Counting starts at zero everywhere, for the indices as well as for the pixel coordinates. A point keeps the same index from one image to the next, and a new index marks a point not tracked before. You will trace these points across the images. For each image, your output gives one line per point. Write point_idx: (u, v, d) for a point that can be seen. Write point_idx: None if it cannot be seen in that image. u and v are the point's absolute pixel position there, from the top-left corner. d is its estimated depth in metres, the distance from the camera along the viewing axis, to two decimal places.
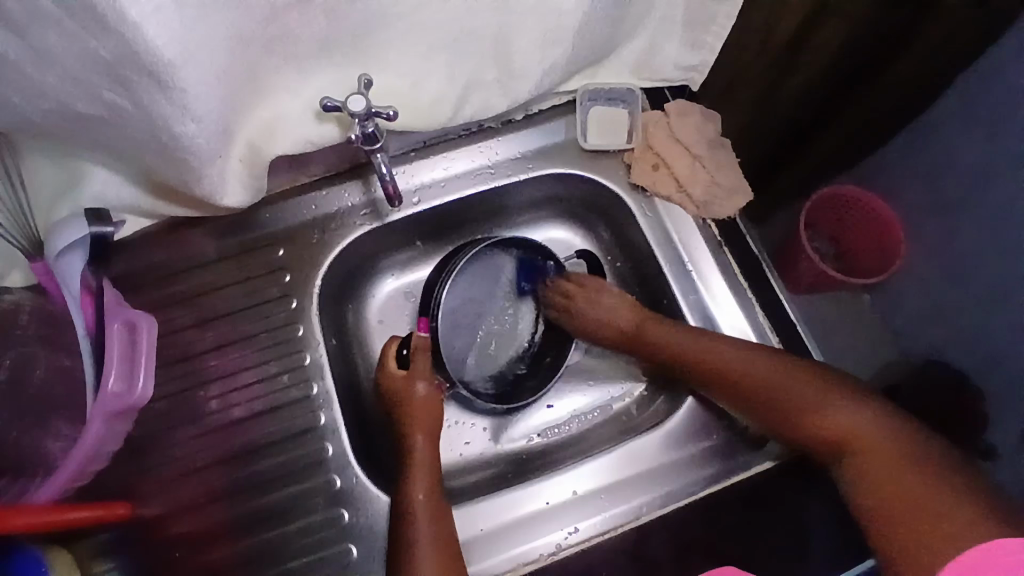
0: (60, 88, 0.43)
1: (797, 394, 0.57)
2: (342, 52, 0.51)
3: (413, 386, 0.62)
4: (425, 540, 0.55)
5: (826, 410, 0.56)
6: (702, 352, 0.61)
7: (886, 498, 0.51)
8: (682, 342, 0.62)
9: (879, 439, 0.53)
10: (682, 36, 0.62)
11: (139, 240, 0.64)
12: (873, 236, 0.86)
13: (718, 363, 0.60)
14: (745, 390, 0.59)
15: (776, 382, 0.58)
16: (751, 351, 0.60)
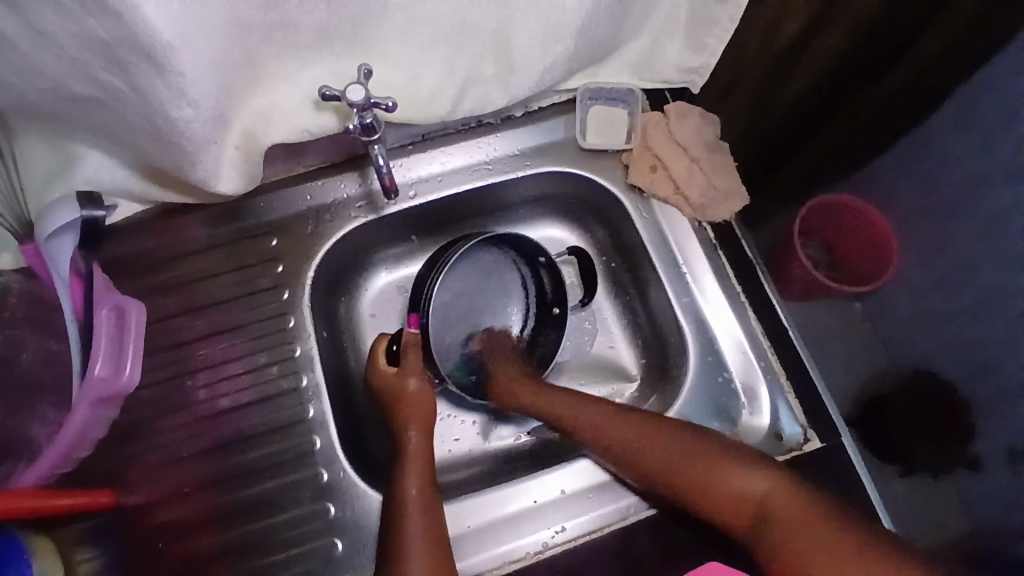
0: (55, 68, 0.42)
1: (703, 472, 0.56)
2: (342, 41, 0.50)
3: (404, 383, 0.62)
4: (416, 536, 0.54)
5: (737, 482, 0.55)
6: (614, 431, 0.60)
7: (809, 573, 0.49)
8: (594, 424, 0.61)
9: (790, 504, 0.53)
10: (684, 37, 0.62)
11: (131, 225, 0.63)
12: (865, 245, 0.87)
13: (634, 444, 0.59)
14: (659, 472, 0.58)
15: (686, 456, 0.57)
16: (662, 429, 0.59)
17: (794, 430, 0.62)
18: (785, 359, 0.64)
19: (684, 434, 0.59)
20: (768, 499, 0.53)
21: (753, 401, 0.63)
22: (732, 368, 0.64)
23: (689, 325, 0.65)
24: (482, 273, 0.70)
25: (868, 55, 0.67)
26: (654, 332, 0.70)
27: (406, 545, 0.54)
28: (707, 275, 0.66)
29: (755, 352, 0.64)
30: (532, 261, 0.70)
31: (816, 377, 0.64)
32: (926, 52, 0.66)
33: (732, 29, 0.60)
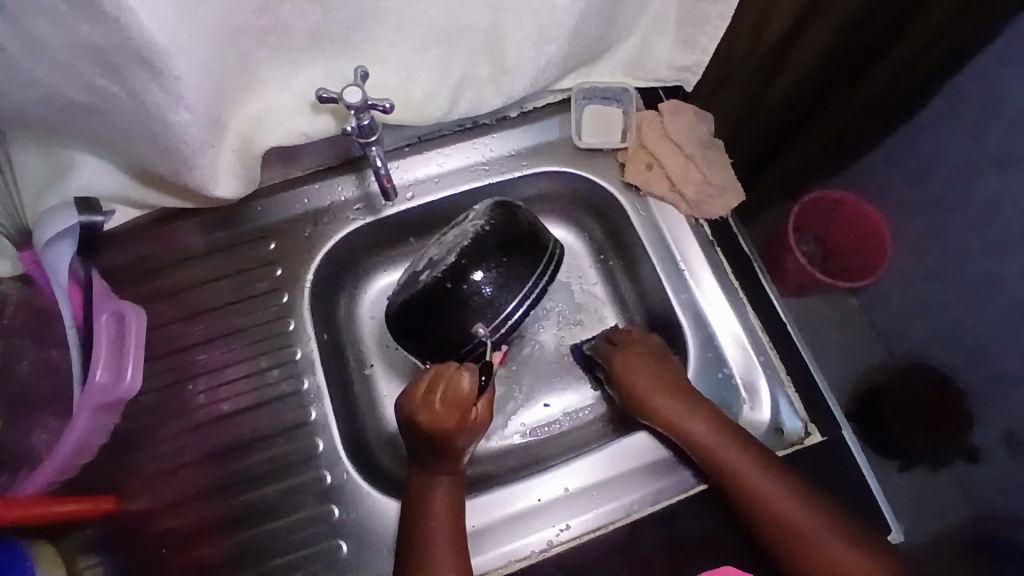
0: (51, 76, 0.42)
1: (795, 521, 0.55)
2: (336, 45, 0.50)
3: (476, 424, 0.59)
4: (444, 554, 0.54)
5: (842, 557, 0.53)
6: (745, 471, 0.57)
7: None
8: (726, 456, 0.58)
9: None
10: (675, 36, 0.62)
11: (128, 232, 0.63)
12: (857, 238, 0.87)
13: (755, 489, 0.56)
14: (771, 524, 0.55)
15: (802, 519, 0.54)
16: (785, 478, 0.57)
17: (795, 422, 0.62)
18: (785, 352, 0.64)
19: (804, 494, 0.56)
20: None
21: (754, 396, 0.63)
22: (732, 363, 0.64)
23: (688, 320, 0.65)
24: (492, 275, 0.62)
25: (852, 53, 0.66)
26: (653, 329, 0.70)
27: (433, 558, 0.54)
28: (705, 272, 0.66)
29: (753, 346, 0.64)
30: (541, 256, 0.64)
31: (814, 369, 0.64)
32: (912, 46, 0.65)
33: (722, 27, 0.60)
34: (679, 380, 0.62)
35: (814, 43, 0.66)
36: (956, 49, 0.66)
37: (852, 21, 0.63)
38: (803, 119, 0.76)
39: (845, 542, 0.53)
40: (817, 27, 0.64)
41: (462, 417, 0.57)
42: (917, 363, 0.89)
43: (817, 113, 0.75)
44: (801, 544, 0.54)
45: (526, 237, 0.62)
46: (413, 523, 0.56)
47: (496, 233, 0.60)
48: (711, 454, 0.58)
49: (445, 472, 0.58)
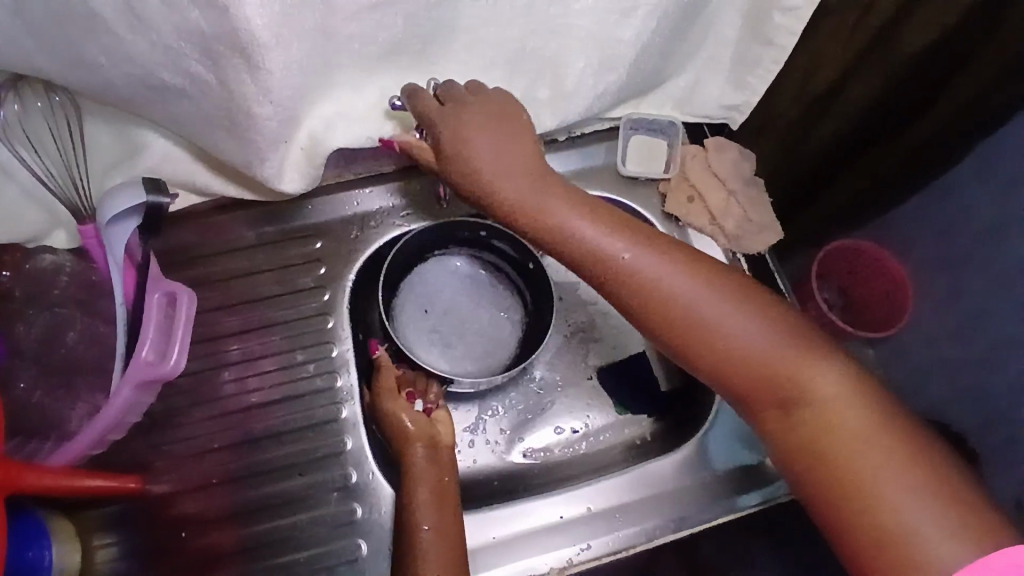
0: (150, 55, 0.44)
1: (699, 325, 0.51)
2: (409, 56, 0.53)
3: (389, 402, 0.61)
4: (432, 549, 0.54)
5: (762, 353, 0.51)
6: (677, 293, 0.51)
7: (828, 453, 0.49)
8: (659, 284, 0.52)
9: (835, 396, 0.49)
10: (727, 76, 0.65)
11: (185, 216, 0.65)
12: (880, 292, 0.91)
13: (657, 298, 0.52)
14: (705, 352, 0.51)
15: (735, 335, 0.51)
16: (714, 290, 0.52)
17: None
18: None
19: (734, 301, 0.52)
20: (807, 379, 0.50)
21: None
22: None
23: None
24: (452, 286, 0.69)
25: (897, 104, 0.68)
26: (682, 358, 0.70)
27: (421, 562, 0.53)
28: None
29: None
30: (474, 239, 0.69)
31: None
32: (953, 108, 0.66)
33: (774, 70, 0.63)
34: (597, 205, 0.54)
35: (856, 95, 0.68)
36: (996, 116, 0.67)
37: (896, 74, 0.65)
38: (841, 164, 0.78)
39: (777, 339, 0.51)
40: (860, 79, 0.67)
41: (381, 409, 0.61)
42: None
43: (856, 160, 0.76)
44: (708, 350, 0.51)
45: (450, 233, 0.67)
46: (404, 530, 0.56)
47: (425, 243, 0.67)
48: (643, 284, 0.52)
49: (422, 465, 0.58)
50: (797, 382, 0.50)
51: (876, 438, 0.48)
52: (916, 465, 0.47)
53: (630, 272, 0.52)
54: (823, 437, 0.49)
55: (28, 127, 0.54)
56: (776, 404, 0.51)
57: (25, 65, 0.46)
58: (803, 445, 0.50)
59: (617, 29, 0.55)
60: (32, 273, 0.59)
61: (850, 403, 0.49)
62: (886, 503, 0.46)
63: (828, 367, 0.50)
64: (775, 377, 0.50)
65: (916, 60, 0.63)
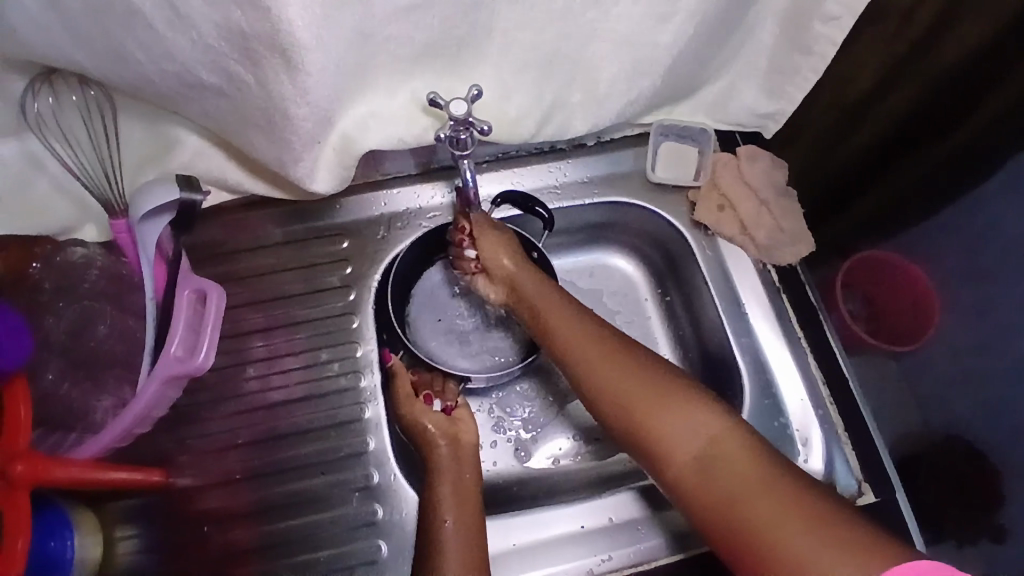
0: (190, 54, 0.44)
1: (627, 388, 0.54)
2: (444, 59, 0.52)
3: (412, 408, 0.61)
4: (454, 543, 0.52)
5: (685, 429, 0.51)
6: (610, 375, 0.55)
7: (740, 523, 0.46)
8: (598, 364, 0.56)
9: (748, 467, 0.47)
10: (763, 84, 0.64)
11: (210, 213, 0.65)
12: (907, 302, 0.90)
13: (586, 356, 0.57)
14: (636, 429, 0.53)
15: (659, 412, 0.52)
16: (646, 374, 0.54)
17: (849, 478, 0.61)
18: (842, 407, 0.63)
19: (664, 381, 0.53)
20: (722, 451, 0.49)
21: (808, 445, 0.62)
22: (790, 414, 0.63)
23: (747, 367, 0.64)
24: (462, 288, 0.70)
25: (936, 116, 0.68)
26: (706, 368, 0.69)
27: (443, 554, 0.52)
28: (765, 317, 0.66)
29: (813, 400, 0.63)
30: None
31: (871, 425, 0.63)
32: (990, 115, 0.66)
33: (812, 79, 0.61)
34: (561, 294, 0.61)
35: (893, 105, 0.68)
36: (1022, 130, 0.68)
37: (935, 85, 0.65)
38: (877, 176, 0.76)
39: (701, 414, 0.51)
40: (898, 89, 0.66)
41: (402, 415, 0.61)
42: None
43: (890, 169, 0.75)
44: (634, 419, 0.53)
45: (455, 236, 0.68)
46: (426, 525, 0.55)
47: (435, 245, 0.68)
48: (581, 365, 0.57)
49: (444, 460, 0.58)
50: (711, 458, 0.49)
51: (786, 502, 0.45)
52: (825, 527, 0.43)
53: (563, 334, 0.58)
54: (733, 508, 0.46)
55: (61, 119, 0.54)
56: (693, 484, 0.49)
57: (64, 59, 0.46)
58: (722, 518, 0.47)
59: (654, 35, 0.54)
60: (62, 265, 0.59)
61: (762, 476, 0.47)
62: (795, 560, 0.42)
63: (743, 439, 0.49)
64: (696, 455, 0.50)
65: (959, 68, 0.63)
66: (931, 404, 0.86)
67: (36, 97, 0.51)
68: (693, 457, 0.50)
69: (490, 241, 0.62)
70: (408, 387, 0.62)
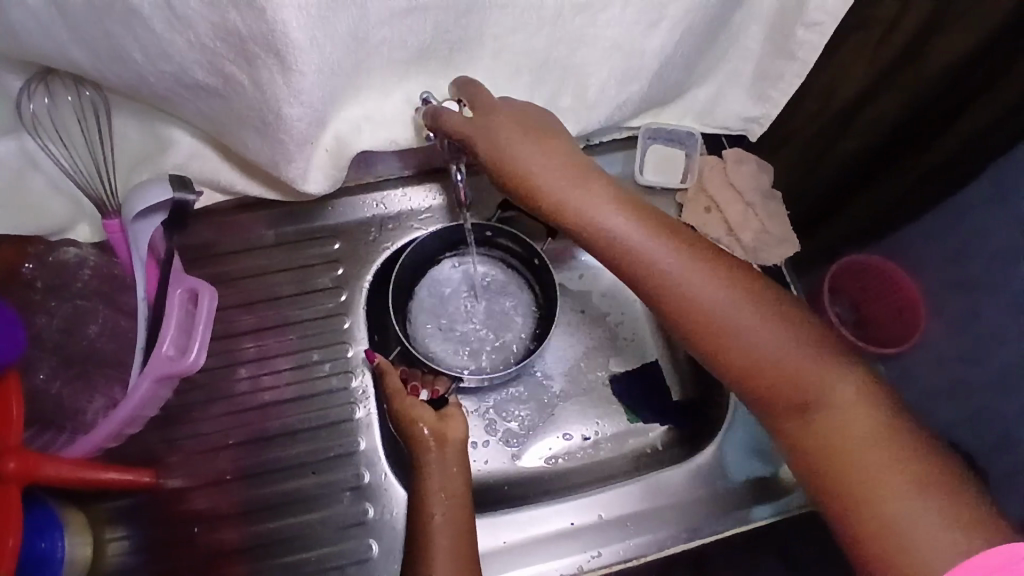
0: (187, 54, 0.45)
1: (721, 311, 0.50)
2: (436, 60, 0.53)
3: (403, 402, 0.60)
4: (444, 547, 0.52)
5: (776, 351, 0.50)
6: (709, 297, 0.50)
7: (835, 463, 0.47)
8: (694, 287, 0.50)
9: (849, 401, 0.48)
10: (749, 88, 0.65)
11: (203, 216, 0.66)
12: (892, 310, 0.92)
13: (682, 284, 0.50)
14: (727, 351, 0.50)
15: (760, 336, 0.50)
16: (758, 307, 0.51)
17: None
18: None
19: (761, 311, 0.50)
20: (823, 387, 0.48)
21: None
22: None
23: None
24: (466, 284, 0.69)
25: (917, 127, 0.69)
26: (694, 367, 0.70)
27: (432, 554, 0.52)
28: None
29: None
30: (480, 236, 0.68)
31: None
32: (982, 121, 0.65)
33: (796, 84, 0.63)
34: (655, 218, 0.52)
35: (878, 113, 0.69)
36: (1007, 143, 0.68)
37: (916, 98, 0.66)
38: (864, 182, 0.78)
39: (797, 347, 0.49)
40: (883, 99, 0.67)
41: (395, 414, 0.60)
42: None
43: (878, 179, 0.77)
44: (727, 339, 0.50)
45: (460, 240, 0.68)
46: (416, 526, 0.55)
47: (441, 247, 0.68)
48: (678, 293, 0.51)
49: (432, 457, 0.57)
50: (812, 390, 0.49)
51: (888, 442, 0.46)
52: (928, 485, 0.44)
53: (653, 265, 0.51)
54: (832, 443, 0.47)
55: (56, 119, 0.54)
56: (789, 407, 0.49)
57: (61, 58, 0.47)
58: (815, 439, 0.48)
59: (641, 40, 0.55)
60: (55, 264, 0.59)
61: (863, 404, 0.48)
62: (893, 526, 0.44)
63: (848, 377, 0.49)
64: (795, 387, 0.49)
65: (941, 82, 0.63)
66: (919, 407, 0.88)
67: (32, 98, 0.53)
68: (796, 382, 0.49)
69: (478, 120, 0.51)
70: (397, 383, 0.62)
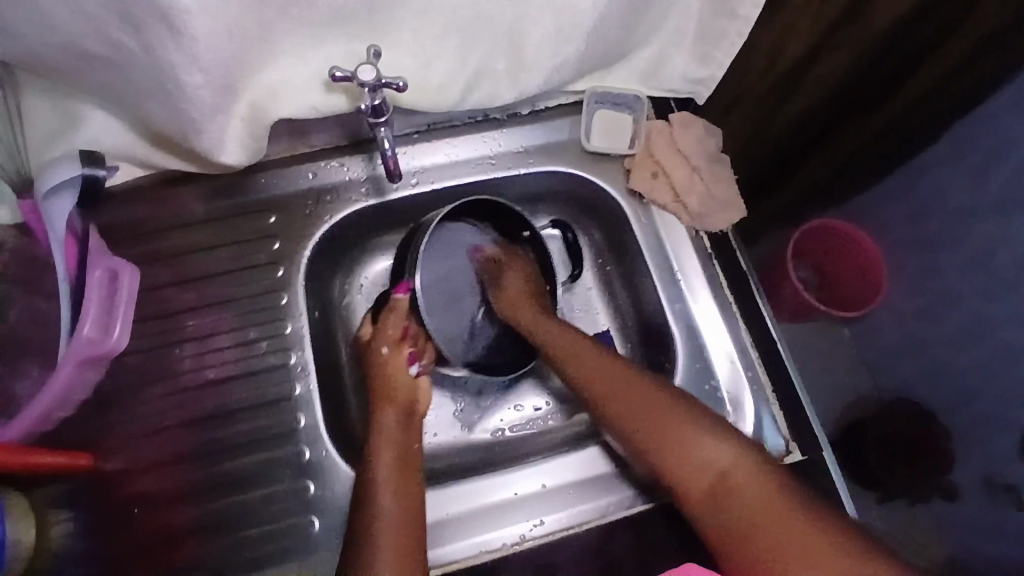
0: (73, 25, 0.43)
1: (648, 415, 0.56)
2: (355, 23, 0.50)
3: (387, 358, 0.62)
4: (388, 512, 0.53)
5: (702, 451, 0.53)
6: (638, 403, 0.57)
7: (753, 554, 0.48)
8: (623, 392, 0.58)
9: (767, 495, 0.50)
10: (693, 49, 0.63)
11: (128, 194, 0.62)
12: (856, 270, 0.91)
13: (614, 392, 0.58)
14: (660, 453, 0.55)
15: (683, 440, 0.54)
16: (682, 410, 0.55)
17: (775, 438, 0.62)
18: (771, 369, 0.65)
19: (691, 415, 0.55)
20: (740, 478, 0.51)
21: (738, 407, 0.63)
22: (718, 375, 0.64)
23: (680, 332, 0.65)
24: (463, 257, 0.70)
25: (868, 86, 0.68)
26: (643, 336, 0.70)
27: (377, 539, 0.51)
28: (700, 285, 0.66)
29: (743, 362, 0.64)
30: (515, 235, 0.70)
31: (798, 384, 0.64)
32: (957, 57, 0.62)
33: (739, 43, 0.61)
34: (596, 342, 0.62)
35: (825, 71, 0.67)
36: (960, 95, 0.68)
37: (864, 53, 0.64)
38: (812, 145, 0.77)
39: (717, 440, 0.53)
40: (833, 56, 0.66)
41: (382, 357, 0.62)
42: (903, 398, 0.92)
43: (829, 140, 0.76)
44: (658, 441, 0.55)
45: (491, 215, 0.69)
46: (362, 488, 0.55)
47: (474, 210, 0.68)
48: (616, 400, 0.58)
49: (389, 425, 0.58)
50: (732, 486, 0.51)
51: (808, 536, 0.46)
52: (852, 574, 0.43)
53: (584, 367, 0.60)
54: (752, 535, 0.48)
55: None
56: (715, 506, 0.51)
57: None
58: (738, 538, 0.49)
59: None
60: None
61: (780, 499, 0.49)
62: None
63: (760, 467, 0.52)
64: (720, 485, 0.52)
65: (889, 34, 0.62)
66: None
67: None
68: (720, 479, 0.52)
69: (513, 265, 0.68)
70: (395, 329, 0.64)
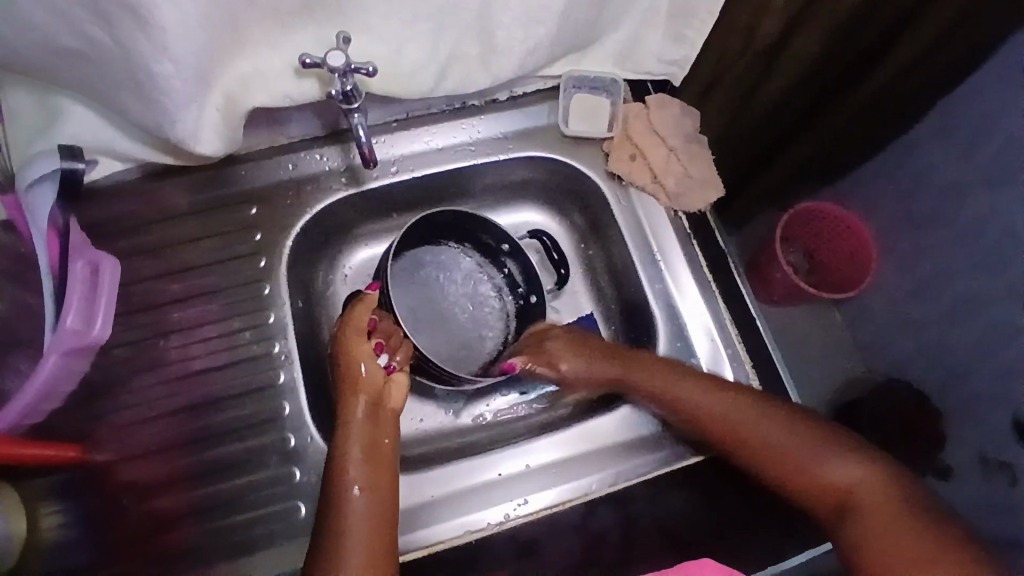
0: (44, 20, 0.44)
1: (769, 439, 0.58)
2: (323, 10, 0.51)
3: (353, 349, 0.60)
4: (359, 513, 0.52)
5: (826, 467, 0.56)
6: (759, 430, 0.58)
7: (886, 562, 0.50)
8: (737, 419, 0.59)
9: (896, 506, 0.52)
10: (666, 30, 0.64)
11: (111, 188, 0.63)
12: (845, 252, 0.91)
13: (728, 420, 0.59)
14: (783, 474, 0.57)
15: (806, 459, 0.56)
16: (801, 435, 0.57)
17: None
18: (750, 346, 0.65)
19: (812, 438, 0.57)
20: (865, 494, 0.54)
21: None
22: (697, 352, 0.65)
23: (659, 312, 0.66)
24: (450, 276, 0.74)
25: (847, 62, 0.67)
26: (626, 317, 0.71)
27: (344, 538, 0.51)
28: (679, 265, 0.67)
29: (723, 340, 0.65)
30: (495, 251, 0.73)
31: (776, 360, 0.65)
32: (930, 31, 0.61)
33: (710, 20, 0.61)
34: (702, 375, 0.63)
35: (803, 48, 0.67)
36: (945, 72, 0.67)
37: (835, 27, 0.63)
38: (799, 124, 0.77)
39: (841, 460, 0.55)
40: (805, 33, 0.65)
41: (346, 351, 0.60)
42: (894, 378, 0.93)
43: (816, 118, 0.75)
44: (781, 461, 0.57)
45: (463, 230, 0.71)
46: (332, 486, 0.54)
47: (443, 225, 0.70)
48: (730, 430, 0.59)
49: (359, 414, 0.57)
50: (862, 498, 0.53)
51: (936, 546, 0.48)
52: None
53: (683, 399, 0.61)
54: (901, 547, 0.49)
55: None
56: (849, 517, 0.53)
57: None
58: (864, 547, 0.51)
59: None
60: None
61: (912, 512, 0.51)
62: None
63: (879, 478, 0.54)
64: (847, 497, 0.54)
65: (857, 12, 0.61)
66: None
67: None
68: (847, 489, 0.54)
69: (559, 345, 0.67)
70: (363, 318, 0.61)
